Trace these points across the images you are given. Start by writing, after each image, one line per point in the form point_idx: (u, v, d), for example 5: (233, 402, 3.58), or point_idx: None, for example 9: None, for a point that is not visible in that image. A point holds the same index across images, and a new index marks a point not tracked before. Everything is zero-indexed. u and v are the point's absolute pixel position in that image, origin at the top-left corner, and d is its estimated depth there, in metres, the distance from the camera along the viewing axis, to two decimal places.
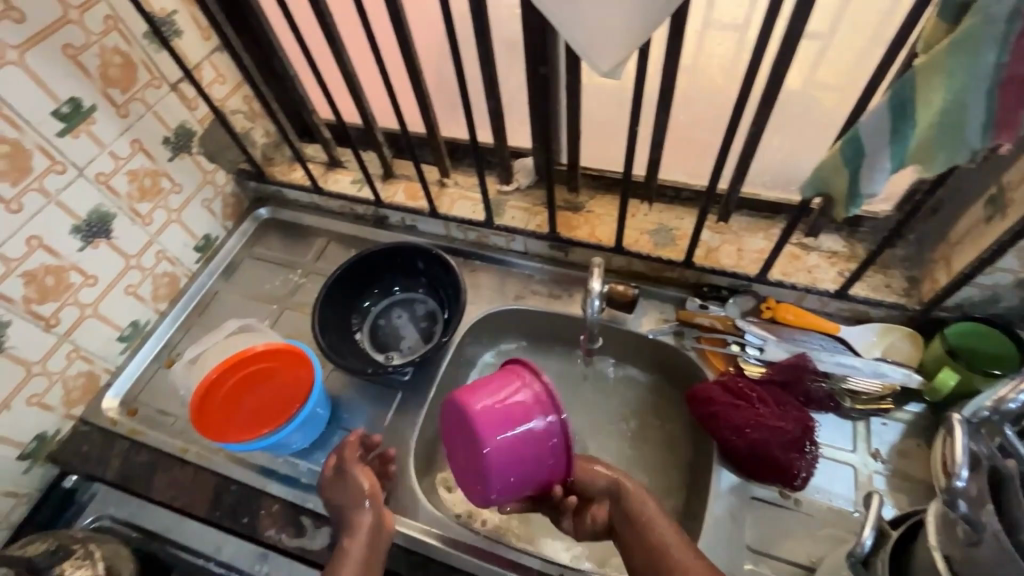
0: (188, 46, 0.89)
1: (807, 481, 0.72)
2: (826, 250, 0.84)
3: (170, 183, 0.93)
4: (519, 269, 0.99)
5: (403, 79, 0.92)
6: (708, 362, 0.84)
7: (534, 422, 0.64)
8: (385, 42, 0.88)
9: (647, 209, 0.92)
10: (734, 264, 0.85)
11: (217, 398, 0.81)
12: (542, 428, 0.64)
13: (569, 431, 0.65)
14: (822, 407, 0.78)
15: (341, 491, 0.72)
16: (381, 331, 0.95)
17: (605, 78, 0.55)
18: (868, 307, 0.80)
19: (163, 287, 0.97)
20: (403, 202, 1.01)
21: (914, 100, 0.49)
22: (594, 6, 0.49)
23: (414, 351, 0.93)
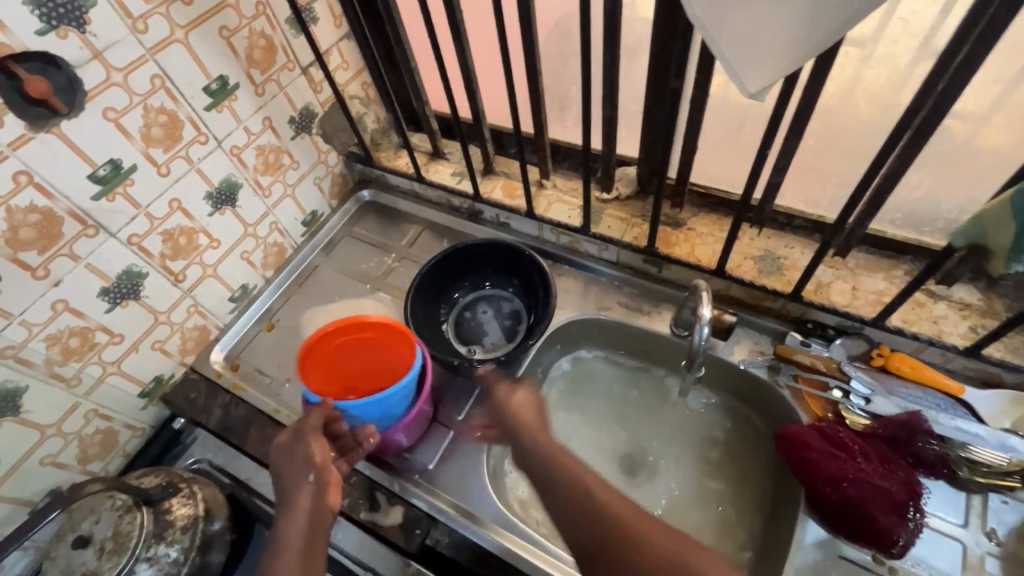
0: (322, 32, 0.94)
1: (906, 549, 0.67)
2: (956, 301, 0.76)
3: (290, 160, 1.00)
4: (609, 280, 0.97)
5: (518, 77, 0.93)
6: (805, 406, 0.79)
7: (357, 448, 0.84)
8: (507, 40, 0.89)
9: (755, 234, 0.88)
10: (846, 303, 0.79)
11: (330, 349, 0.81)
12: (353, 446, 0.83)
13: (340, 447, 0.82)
14: (933, 472, 0.71)
15: (289, 460, 0.68)
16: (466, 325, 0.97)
17: (748, 99, 0.52)
18: (1001, 371, 0.72)
19: (271, 256, 1.04)
20: (500, 199, 1.02)
21: None
22: (756, 23, 0.46)
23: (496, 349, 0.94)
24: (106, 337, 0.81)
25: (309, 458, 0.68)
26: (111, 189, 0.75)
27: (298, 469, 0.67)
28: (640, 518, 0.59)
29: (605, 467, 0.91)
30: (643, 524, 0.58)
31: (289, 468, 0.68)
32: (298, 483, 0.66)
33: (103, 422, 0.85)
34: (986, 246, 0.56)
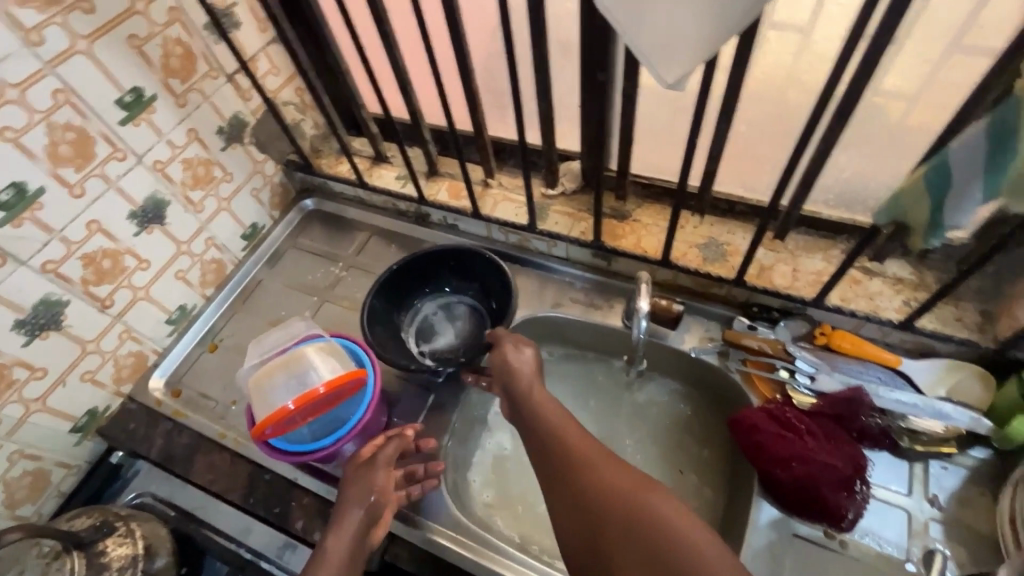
0: (245, 38, 0.90)
1: (855, 522, 0.68)
2: (890, 276, 0.78)
3: (222, 172, 0.95)
4: (560, 277, 0.97)
5: (453, 77, 0.91)
6: (753, 387, 0.80)
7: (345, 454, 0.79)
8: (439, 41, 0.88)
9: (698, 221, 0.88)
10: (787, 286, 0.81)
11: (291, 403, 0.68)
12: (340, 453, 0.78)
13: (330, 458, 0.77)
14: (877, 444, 0.73)
15: (359, 475, 0.71)
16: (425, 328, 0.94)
17: (668, 90, 0.52)
18: (934, 341, 0.75)
19: (210, 273, 1.00)
20: (445, 201, 1.00)
21: (1017, 127, 0.44)
22: (664, 13, 0.46)
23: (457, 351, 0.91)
24: (27, 373, 0.76)
25: (371, 481, 0.70)
26: (17, 214, 0.70)
27: (359, 487, 0.70)
28: (625, 478, 0.59)
29: None
30: (607, 467, 0.60)
31: (354, 486, 0.70)
32: (356, 505, 0.68)
33: (31, 462, 0.80)
34: (905, 223, 0.58)
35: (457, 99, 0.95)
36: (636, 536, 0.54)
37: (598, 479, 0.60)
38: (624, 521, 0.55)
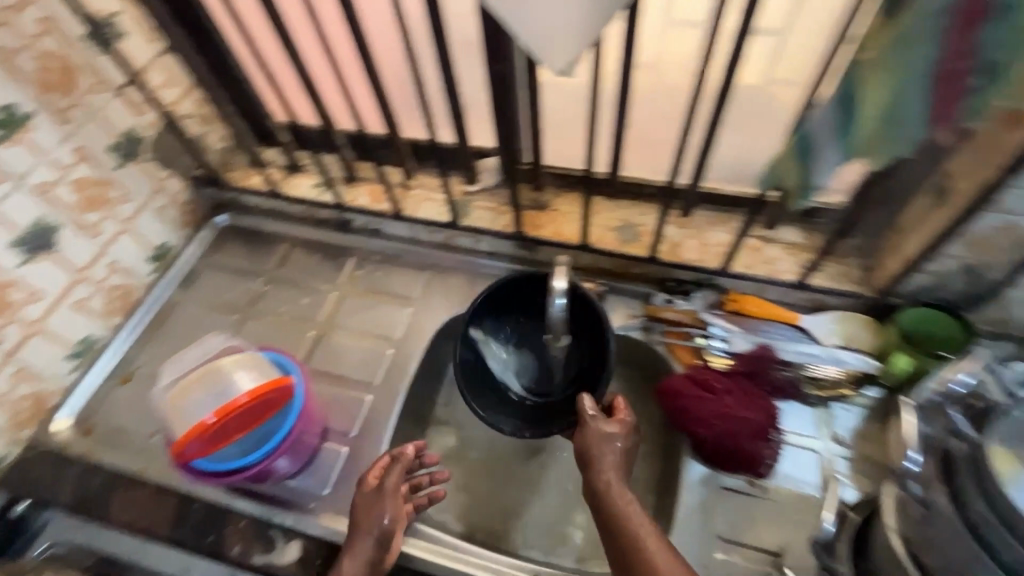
0: (132, 49, 0.86)
1: (773, 468, 0.74)
2: (785, 242, 0.86)
3: (119, 192, 0.90)
4: (489, 271, 0.98)
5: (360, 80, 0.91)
6: (676, 356, 0.85)
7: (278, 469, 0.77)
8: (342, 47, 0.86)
9: (612, 206, 0.93)
10: (697, 259, 0.87)
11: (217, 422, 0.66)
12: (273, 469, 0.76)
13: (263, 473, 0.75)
14: (785, 394, 0.80)
15: (367, 500, 0.71)
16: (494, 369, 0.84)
17: (559, 76, 0.54)
18: (826, 297, 0.83)
19: (115, 301, 0.93)
20: (367, 206, 1.00)
21: (859, 96, 0.51)
22: (543, 3, 0.48)
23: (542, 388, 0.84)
24: None
25: (371, 511, 0.70)
26: None
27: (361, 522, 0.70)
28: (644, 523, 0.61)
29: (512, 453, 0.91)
30: (631, 509, 0.62)
31: (361, 513, 0.70)
32: (364, 534, 0.69)
33: None
34: (783, 189, 0.62)
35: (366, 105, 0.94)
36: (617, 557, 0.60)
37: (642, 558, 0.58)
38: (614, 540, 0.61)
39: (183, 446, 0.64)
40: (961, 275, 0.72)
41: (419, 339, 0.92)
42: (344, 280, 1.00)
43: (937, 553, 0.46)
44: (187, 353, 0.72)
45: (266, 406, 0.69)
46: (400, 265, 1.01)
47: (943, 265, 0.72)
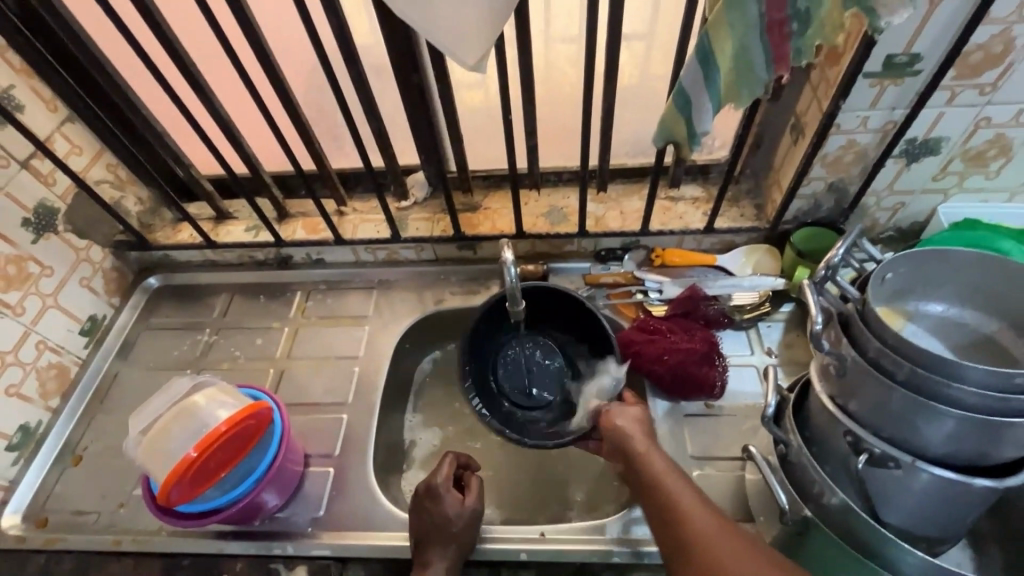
0: (33, 120, 0.84)
1: (724, 387, 0.84)
2: (689, 198, 0.98)
3: (39, 267, 0.86)
4: (435, 277, 1.03)
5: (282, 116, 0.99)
6: (621, 314, 0.95)
7: (267, 505, 0.76)
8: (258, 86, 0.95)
9: (537, 195, 1.02)
10: (621, 225, 0.97)
11: (203, 467, 0.65)
12: (261, 506, 0.75)
13: (253, 510, 0.74)
14: (720, 324, 0.91)
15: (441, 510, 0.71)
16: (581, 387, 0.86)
17: (472, 71, 0.61)
18: (732, 236, 0.95)
19: (50, 381, 0.89)
20: (305, 237, 1.01)
21: (713, 51, 0.62)
22: (448, 10, 0.56)
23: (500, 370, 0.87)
24: None
25: (449, 524, 0.71)
26: None
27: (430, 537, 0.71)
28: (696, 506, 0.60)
29: (493, 439, 0.95)
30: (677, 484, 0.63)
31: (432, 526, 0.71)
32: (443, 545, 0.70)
33: None
34: (674, 142, 0.73)
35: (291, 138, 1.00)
36: (671, 536, 0.60)
37: (688, 530, 0.58)
38: (665, 522, 0.61)
39: (166, 491, 0.63)
40: (828, 194, 0.87)
41: (382, 352, 0.95)
42: (295, 313, 1.01)
43: (858, 395, 0.55)
44: (149, 402, 0.69)
45: (245, 439, 0.69)
46: (348, 288, 1.04)
47: (814, 187, 0.86)
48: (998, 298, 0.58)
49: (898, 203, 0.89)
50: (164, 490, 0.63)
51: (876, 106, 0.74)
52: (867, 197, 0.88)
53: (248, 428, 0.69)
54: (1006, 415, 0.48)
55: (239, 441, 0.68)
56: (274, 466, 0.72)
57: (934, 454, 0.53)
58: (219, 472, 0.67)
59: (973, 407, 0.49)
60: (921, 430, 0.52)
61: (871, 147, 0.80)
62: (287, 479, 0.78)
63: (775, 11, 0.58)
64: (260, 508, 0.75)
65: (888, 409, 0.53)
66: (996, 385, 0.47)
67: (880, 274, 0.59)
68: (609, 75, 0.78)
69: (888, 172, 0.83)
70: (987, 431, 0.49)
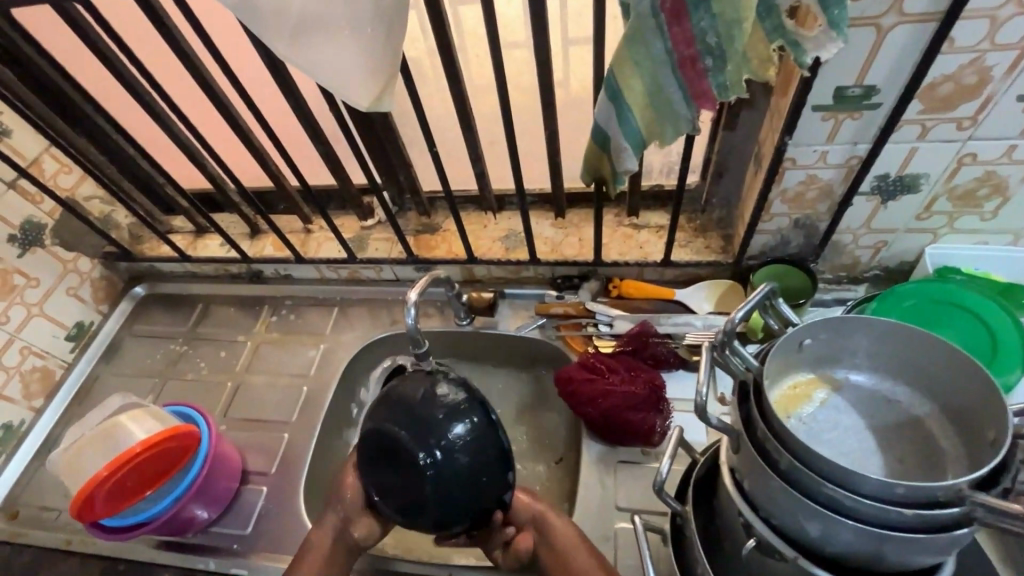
0: (19, 144, 0.91)
1: (664, 434, 0.79)
2: (652, 226, 0.93)
3: (24, 279, 0.94)
4: (395, 297, 1.03)
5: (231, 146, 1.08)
6: (570, 347, 0.91)
7: (201, 516, 0.79)
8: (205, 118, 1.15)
9: (496, 219, 0.99)
10: (576, 254, 0.93)
11: (121, 483, 0.69)
12: (194, 517, 0.79)
13: (186, 521, 0.78)
14: (669, 365, 0.85)
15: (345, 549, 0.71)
16: (427, 424, 0.65)
17: (370, 109, 0.58)
18: (694, 269, 0.89)
19: (34, 383, 0.96)
20: (271, 254, 1.05)
21: (622, 89, 0.57)
22: (333, 50, 0.54)
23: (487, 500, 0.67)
24: None
25: None
26: None
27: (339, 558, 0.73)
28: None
29: None
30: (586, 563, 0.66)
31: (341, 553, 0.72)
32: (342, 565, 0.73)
33: None
34: (601, 178, 0.68)
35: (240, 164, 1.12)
36: None
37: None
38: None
39: (87, 506, 0.67)
40: (795, 230, 0.79)
41: (333, 371, 0.96)
42: (259, 328, 1.04)
43: (751, 476, 0.50)
44: (85, 420, 0.75)
45: (168, 458, 0.73)
46: (312, 304, 1.06)
47: (778, 223, 0.79)
48: (932, 378, 0.51)
49: (879, 241, 0.79)
50: (82, 509, 0.67)
51: (833, 141, 0.66)
52: (842, 235, 0.79)
53: (174, 448, 0.72)
54: (891, 526, 0.42)
55: (162, 458, 0.72)
56: (200, 477, 0.76)
57: (822, 555, 0.48)
58: (140, 485, 0.71)
59: (855, 513, 0.43)
60: (804, 527, 0.46)
61: (837, 183, 0.72)
62: (223, 488, 0.81)
63: (684, 47, 0.53)
64: (193, 519, 0.79)
65: (772, 499, 0.48)
66: (878, 492, 0.42)
67: (795, 339, 0.53)
68: (546, 104, 0.75)
69: (861, 210, 0.74)
70: (869, 541, 0.43)
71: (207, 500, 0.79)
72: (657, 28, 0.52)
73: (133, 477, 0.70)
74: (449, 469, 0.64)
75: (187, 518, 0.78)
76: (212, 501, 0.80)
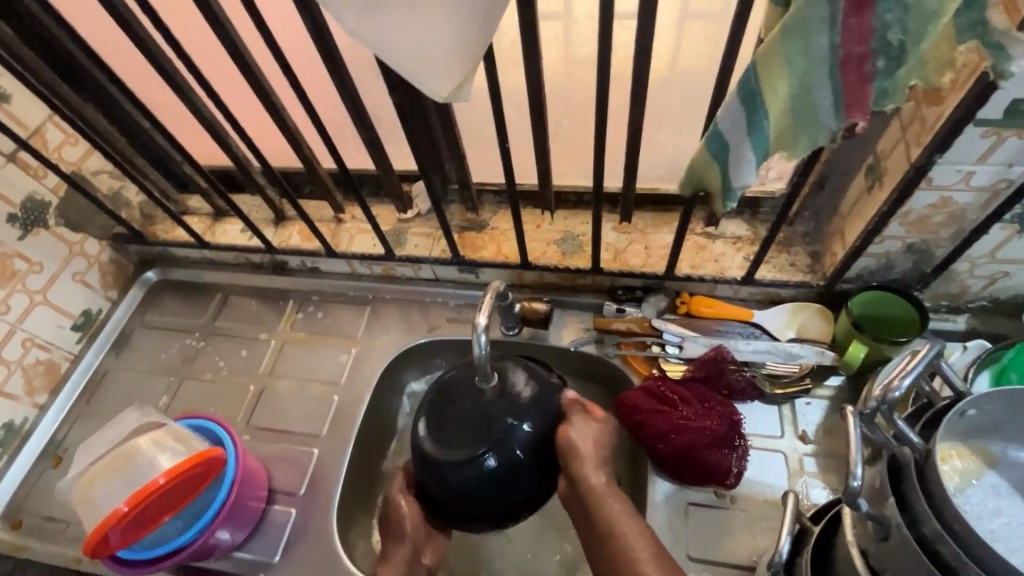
0: (20, 110, 0.80)
1: (740, 476, 0.71)
2: (729, 237, 0.83)
3: (26, 264, 0.84)
4: (434, 299, 0.94)
5: (255, 114, 0.96)
6: (631, 368, 0.82)
7: (229, 539, 0.73)
8: (224, 77, 0.94)
9: (551, 219, 0.89)
10: (642, 264, 0.84)
11: (143, 514, 0.61)
12: (222, 542, 0.72)
13: (213, 547, 0.71)
14: (746, 396, 0.76)
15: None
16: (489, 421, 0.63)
17: (448, 100, 0.48)
18: (776, 289, 0.80)
19: (37, 377, 0.88)
20: (298, 245, 0.94)
21: (761, 90, 0.47)
22: (412, 23, 0.44)
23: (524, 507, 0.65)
24: None
25: None
26: None
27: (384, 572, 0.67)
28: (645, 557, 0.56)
29: None
30: (625, 537, 0.58)
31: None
32: None
33: None
34: (706, 191, 0.58)
35: (264, 141, 0.96)
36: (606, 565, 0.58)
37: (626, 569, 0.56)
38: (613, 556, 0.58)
39: (104, 542, 0.60)
40: (905, 254, 0.70)
41: (366, 380, 0.88)
42: (284, 325, 0.95)
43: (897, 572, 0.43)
44: (99, 435, 0.68)
45: (191, 487, 0.65)
46: (341, 302, 0.96)
47: (888, 246, 0.69)
48: None
49: (998, 272, 0.70)
50: (101, 544, 0.59)
51: (985, 161, 0.56)
52: (959, 263, 0.69)
53: (199, 474, 0.64)
54: None
55: (190, 483, 0.64)
56: (231, 498, 0.69)
57: None
58: (164, 515, 0.64)
59: None
60: None
61: (971, 208, 0.62)
62: (251, 506, 0.75)
63: (854, 43, 0.43)
64: (220, 544, 0.72)
65: None
66: None
67: (959, 411, 0.44)
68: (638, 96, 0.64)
69: (992, 238, 0.64)
70: None
71: (236, 522, 0.72)
72: (827, 17, 0.41)
73: (157, 506, 0.62)
74: (500, 471, 0.62)
75: (214, 544, 0.71)
76: (241, 521, 0.73)
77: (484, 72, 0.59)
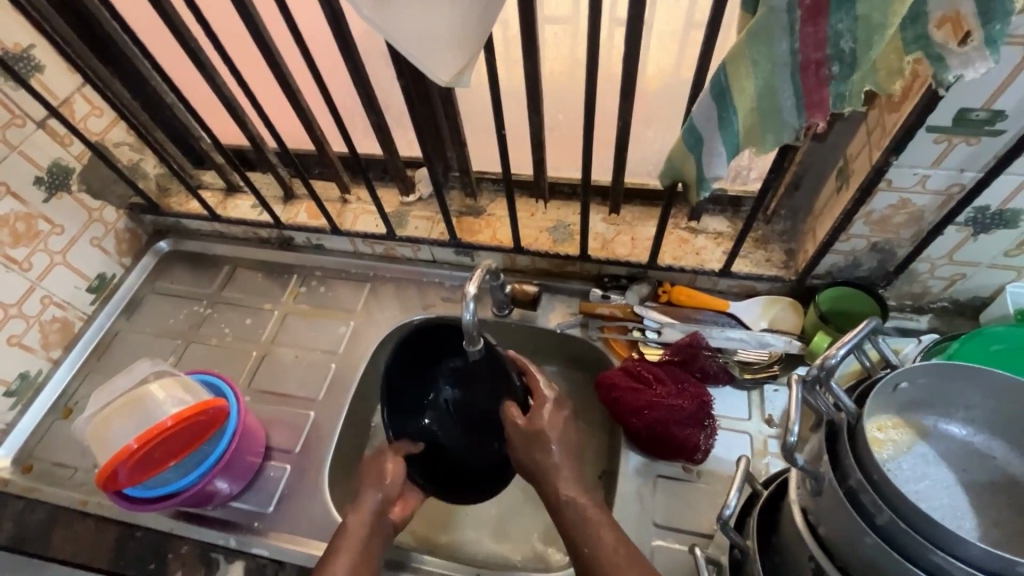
0: (52, 82, 0.85)
1: (707, 452, 0.76)
2: (711, 232, 0.88)
3: (49, 226, 0.89)
4: (431, 279, 0.99)
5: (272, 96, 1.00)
6: (612, 350, 0.87)
7: (226, 489, 0.77)
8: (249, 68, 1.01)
9: (545, 208, 0.95)
10: (628, 253, 0.89)
11: (150, 454, 0.67)
12: (220, 490, 0.76)
13: (211, 494, 0.76)
14: (718, 380, 0.81)
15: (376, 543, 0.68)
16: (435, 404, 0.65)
17: (450, 85, 0.53)
18: (752, 282, 0.85)
19: (53, 334, 0.93)
20: (304, 222, 0.99)
21: (731, 88, 0.52)
22: (421, 14, 0.49)
23: (486, 468, 0.72)
24: None
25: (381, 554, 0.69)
26: None
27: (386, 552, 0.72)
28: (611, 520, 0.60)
29: None
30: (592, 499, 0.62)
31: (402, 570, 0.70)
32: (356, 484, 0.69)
33: None
34: (683, 182, 0.63)
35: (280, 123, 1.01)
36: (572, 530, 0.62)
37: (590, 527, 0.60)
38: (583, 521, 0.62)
39: (113, 477, 0.65)
40: (870, 253, 0.75)
41: (362, 351, 0.93)
42: (287, 297, 1.00)
43: (830, 523, 0.48)
44: (111, 384, 0.73)
45: (197, 434, 0.70)
46: (343, 278, 1.02)
47: (853, 244, 0.74)
48: None
49: (956, 273, 0.75)
50: (110, 479, 0.65)
51: (939, 165, 0.61)
52: (920, 263, 0.74)
53: (203, 422, 0.70)
54: None
55: (194, 430, 0.69)
56: (231, 449, 0.74)
57: None
58: (169, 458, 0.69)
59: None
60: None
61: (929, 210, 0.67)
62: (249, 460, 0.80)
63: (813, 49, 0.48)
64: (218, 492, 0.76)
65: (861, 555, 0.45)
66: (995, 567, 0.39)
67: (891, 383, 0.49)
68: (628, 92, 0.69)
69: (948, 240, 0.69)
70: None
71: (234, 473, 0.77)
72: (786, 25, 0.47)
73: (163, 448, 0.67)
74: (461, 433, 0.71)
75: (213, 491, 0.75)
76: (239, 472, 0.78)
77: (486, 62, 0.65)
